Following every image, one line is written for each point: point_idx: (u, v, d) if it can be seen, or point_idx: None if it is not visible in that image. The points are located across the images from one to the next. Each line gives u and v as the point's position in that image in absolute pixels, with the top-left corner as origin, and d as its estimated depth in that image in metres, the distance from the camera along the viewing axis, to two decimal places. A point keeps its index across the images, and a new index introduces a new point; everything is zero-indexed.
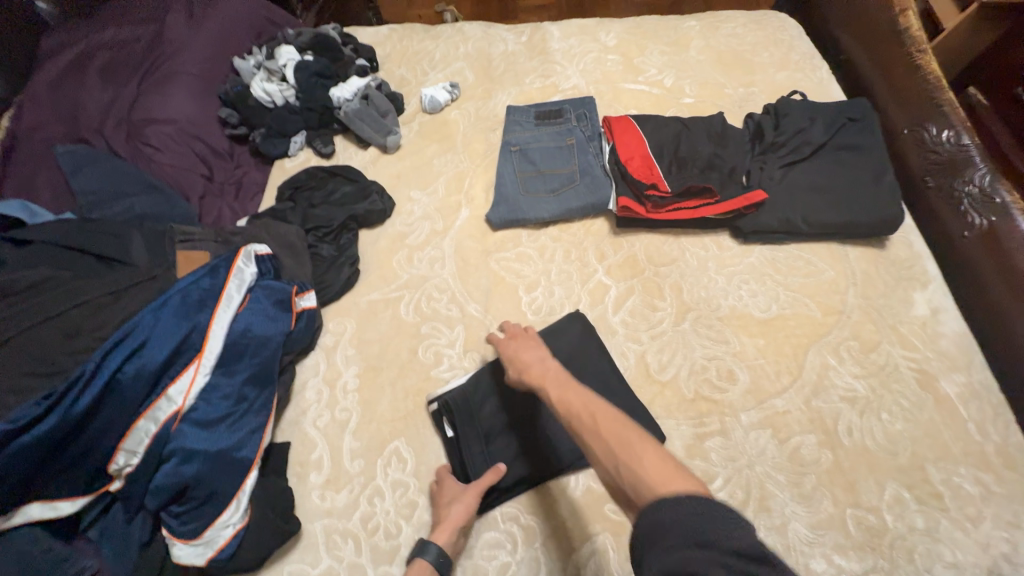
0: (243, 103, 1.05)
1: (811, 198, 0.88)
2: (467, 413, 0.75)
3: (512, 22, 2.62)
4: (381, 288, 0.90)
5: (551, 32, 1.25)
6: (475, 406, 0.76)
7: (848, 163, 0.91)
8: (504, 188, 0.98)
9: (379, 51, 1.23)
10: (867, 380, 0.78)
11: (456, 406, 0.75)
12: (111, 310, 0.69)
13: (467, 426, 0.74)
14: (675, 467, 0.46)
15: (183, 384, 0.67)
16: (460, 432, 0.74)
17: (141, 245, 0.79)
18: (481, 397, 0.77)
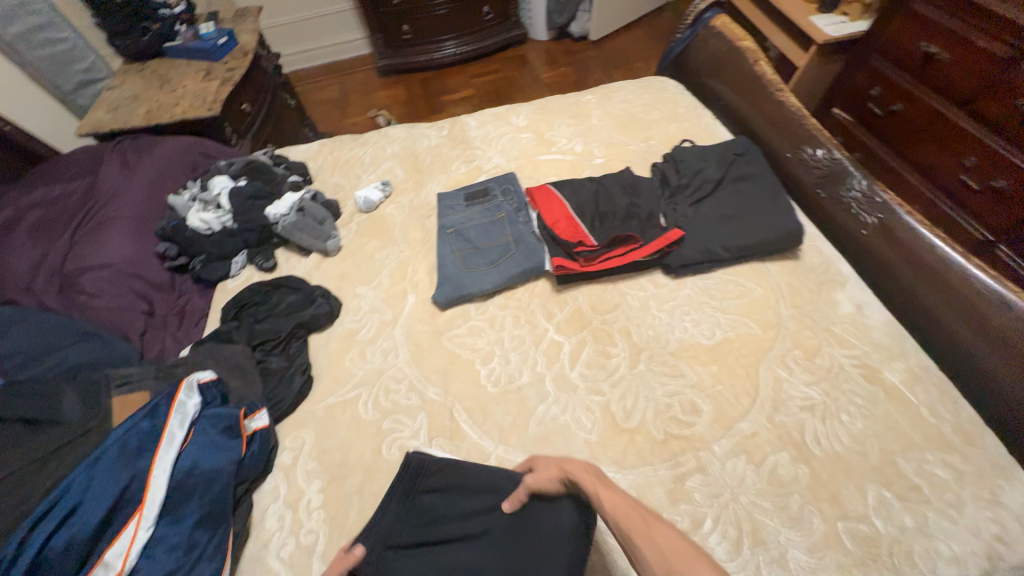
0: (181, 236, 1.08)
1: (723, 227, 0.97)
2: (434, 497, 0.72)
3: (441, 116, 2.89)
4: (337, 391, 0.88)
5: (468, 123, 1.38)
6: (444, 502, 0.71)
7: (746, 191, 1.00)
8: (446, 269, 1.02)
9: (313, 165, 1.31)
10: (819, 384, 0.81)
11: (428, 483, 0.73)
12: (37, 478, 0.65)
13: (424, 516, 0.70)
14: (693, 553, 0.51)
15: (123, 545, 0.61)
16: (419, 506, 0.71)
17: (75, 400, 0.75)
18: (455, 494, 0.71)
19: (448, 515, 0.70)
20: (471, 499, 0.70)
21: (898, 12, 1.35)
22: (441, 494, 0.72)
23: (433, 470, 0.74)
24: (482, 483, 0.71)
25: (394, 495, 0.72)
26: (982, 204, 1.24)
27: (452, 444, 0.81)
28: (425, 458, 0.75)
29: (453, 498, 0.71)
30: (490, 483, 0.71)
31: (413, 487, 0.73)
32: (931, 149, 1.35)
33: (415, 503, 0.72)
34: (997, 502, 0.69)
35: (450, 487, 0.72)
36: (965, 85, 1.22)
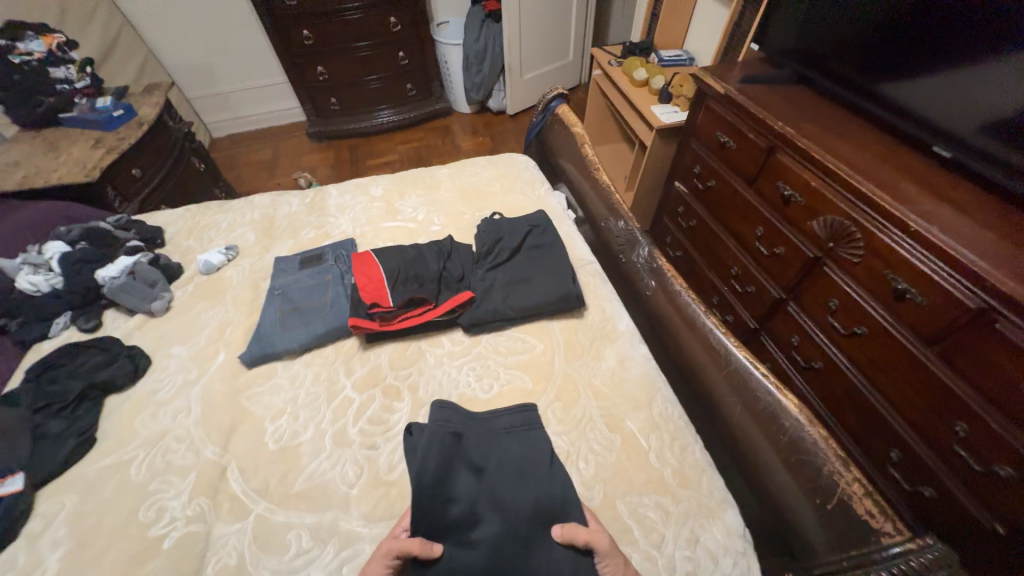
0: (4, 298, 1.11)
1: (513, 289, 1.08)
2: (516, 448, 0.85)
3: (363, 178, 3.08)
4: (115, 453, 0.89)
5: (330, 193, 1.51)
6: (519, 463, 0.82)
7: (539, 258, 1.14)
8: (260, 329, 1.08)
9: (170, 229, 1.39)
10: (568, 434, 0.89)
11: (528, 438, 0.87)
12: None
13: (498, 453, 0.84)
14: None
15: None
16: (496, 451, 0.84)
17: None
18: (529, 468, 0.81)
19: (510, 472, 0.81)
20: (532, 479, 0.80)
21: (700, 107, 1.60)
22: (522, 456, 0.83)
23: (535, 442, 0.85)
24: (547, 493, 0.78)
25: (507, 420, 0.89)
26: (773, 267, 1.42)
27: (212, 503, 0.83)
28: (541, 435, 0.87)
29: (521, 466, 0.82)
30: (556, 503, 0.77)
31: (514, 431, 0.88)
32: (737, 219, 1.54)
33: (502, 438, 0.87)
34: (695, 540, 0.76)
35: (530, 460, 0.83)
36: (747, 169, 1.45)
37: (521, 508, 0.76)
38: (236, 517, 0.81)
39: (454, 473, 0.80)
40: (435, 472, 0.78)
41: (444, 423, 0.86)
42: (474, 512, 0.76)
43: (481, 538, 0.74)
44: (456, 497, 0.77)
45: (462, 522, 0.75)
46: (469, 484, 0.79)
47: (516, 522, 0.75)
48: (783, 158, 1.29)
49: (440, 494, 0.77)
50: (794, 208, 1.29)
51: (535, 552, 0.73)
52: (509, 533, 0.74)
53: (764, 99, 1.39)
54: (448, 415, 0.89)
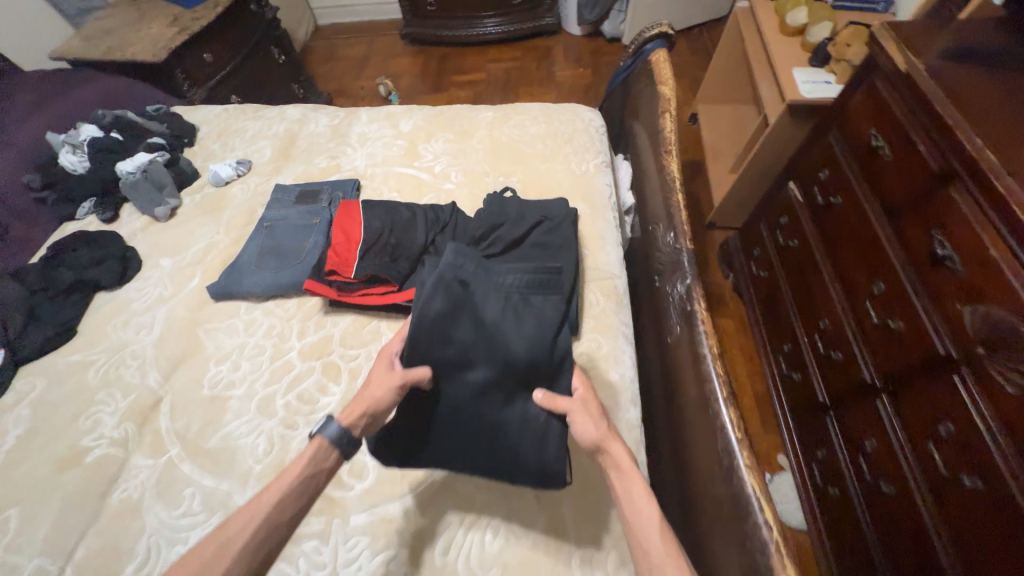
0: (48, 172, 1.19)
1: None
2: (528, 299, 0.74)
3: (443, 94, 2.85)
4: (84, 351, 0.95)
5: (359, 118, 1.36)
6: (528, 320, 0.71)
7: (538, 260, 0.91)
8: (236, 262, 1.03)
9: (204, 128, 1.36)
10: (490, 491, 0.74)
11: (542, 293, 0.76)
12: None
13: (508, 303, 0.72)
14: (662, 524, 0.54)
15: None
16: (508, 299, 0.72)
17: None
18: (537, 328, 0.71)
19: (516, 328, 0.70)
20: (535, 339, 0.70)
21: (861, 86, 1.09)
22: (534, 314, 0.72)
23: (551, 306, 0.74)
24: (547, 356, 0.70)
25: (527, 267, 0.77)
26: (879, 340, 1.02)
27: (138, 430, 0.85)
28: (558, 302, 0.76)
29: (529, 323, 0.71)
30: (550, 370, 0.71)
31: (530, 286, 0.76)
32: (853, 258, 1.10)
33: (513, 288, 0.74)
34: None
35: (540, 318, 0.72)
36: (895, 195, 0.98)
37: (516, 366, 0.69)
38: (153, 453, 0.82)
39: (456, 317, 0.68)
40: (437, 313, 0.67)
41: (453, 266, 0.70)
42: (466, 359, 0.69)
43: (473, 379, 0.70)
44: (452, 342, 0.68)
45: (456, 362, 0.69)
46: (469, 333, 0.69)
47: (506, 378, 0.70)
48: (959, 197, 0.83)
49: (437, 335, 0.67)
50: (944, 276, 0.86)
51: (512, 411, 0.70)
52: (494, 387, 0.70)
53: (971, 93, 0.87)
54: (464, 255, 0.71)
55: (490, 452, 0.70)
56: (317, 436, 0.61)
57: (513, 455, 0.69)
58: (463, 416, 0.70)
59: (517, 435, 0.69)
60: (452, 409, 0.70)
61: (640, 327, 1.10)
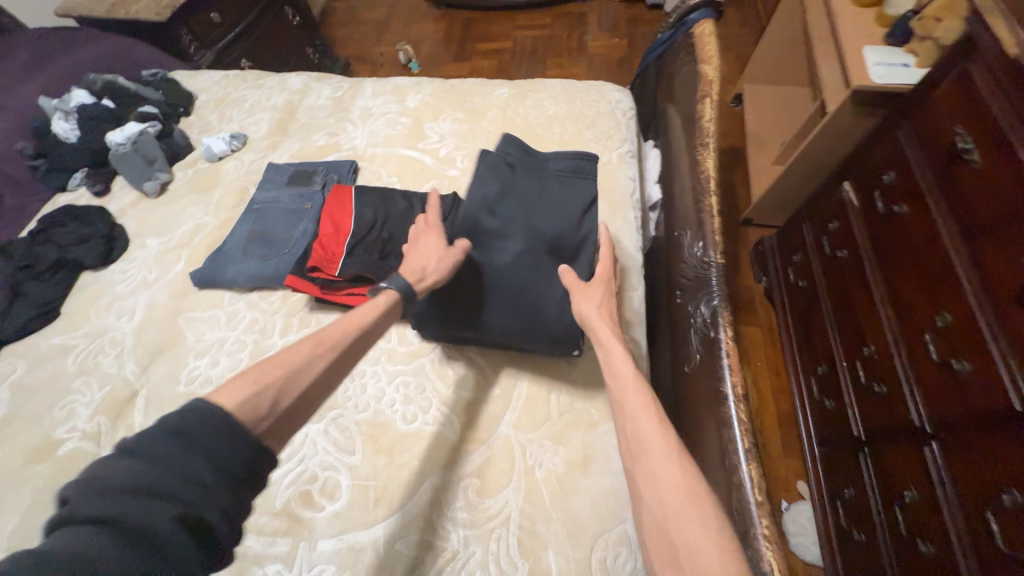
0: (40, 140, 1.14)
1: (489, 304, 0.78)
2: (561, 186, 0.86)
3: (466, 63, 2.67)
4: (65, 334, 0.91)
5: (363, 91, 1.25)
6: (561, 203, 0.83)
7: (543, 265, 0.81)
8: (222, 247, 0.97)
9: (202, 97, 1.29)
10: (469, 530, 0.67)
11: (576, 183, 0.86)
12: None
13: (544, 190, 0.85)
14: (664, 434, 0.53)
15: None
16: (544, 184, 0.86)
17: None
18: (567, 208, 0.83)
19: (550, 210, 0.82)
20: (565, 219, 0.82)
21: (950, 73, 0.89)
22: (564, 197, 0.84)
23: (583, 187, 0.85)
24: (575, 230, 0.81)
25: (563, 163, 0.88)
26: (935, 379, 0.87)
27: (111, 424, 0.81)
28: (591, 187, 0.86)
29: (561, 203, 0.83)
30: (578, 241, 0.80)
31: (566, 176, 0.87)
32: (914, 280, 0.94)
33: (552, 177, 0.87)
34: None
35: (570, 206, 0.83)
36: (979, 212, 0.81)
37: (548, 237, 0.80)
38: None
39: (504, 197, 0.82)
40: (485, 183, 0.83)
41: (504, 155, 0.87)
42: (506, 229, 0.80)
43: (508, 249, 0.79)
44: (495, 214, 0.81)
45: (496, 233, 0.80)
46: (509, 209, 0.81)
47: (537, 246, 0.79)
48: None
49: (484, 204, 0.81)
50: None
51: (543, 277, 0.77)
52: (526, 255, 0.78)
53: None
54: (512, 148, 0.89)
55: (520, 308, 0.76)
56: (387, 289, 0.69)
57: (547, 321, 0.75)
58: (500, 287, 0.77)
59: (545, 298, 0.76)
60: (489, 281, 0.77)
61: (654, 343, 0.99)
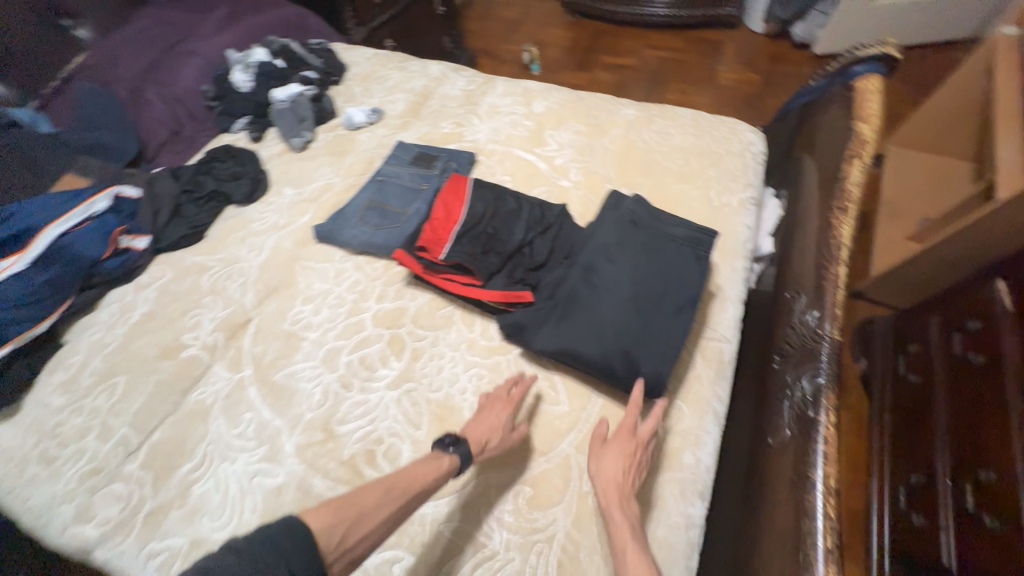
0: (220, 85, 1.33)
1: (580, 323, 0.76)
2: (678, 251, 0.81)
3: (587, 73, 2.67)
4: (205, 255, 1.05)
5: (494, 89, 1.30)
6: (674, 267, 0.79)
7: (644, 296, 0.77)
8: (344, 209, 1.06)
9: (352, 69, 1.41)
10: (512, 535, 0.68)
11: (692, 253, 0.81)
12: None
13: (660, 249, 0.81)
14: None
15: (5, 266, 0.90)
16: (661, 244, 0.81)
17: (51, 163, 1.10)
18: (677, 276, 0.78)
19: (665, 270, 0.79)
20: (674, 285, 0.78)
21: None
22: (677, 263, 0.80)
23: (698, 261, 0.80)
24: (682, 299, 0.77)
25: (683, 229, 0.84)
26: None
27: (226, 342, 0.93)
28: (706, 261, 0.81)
29: (673, 268, 0.79)
30: (684, 309, 0.76)
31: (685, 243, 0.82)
32: None
33: (670, 238, 0.82)
34: None
35: (683, 273, 0.79)
36: None
37: (657, 295, 0.76)
38: (231, 368, 0.89)
39: (621, 240, 0.81)
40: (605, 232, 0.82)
41: (629, 206, 0.85)
42: (615, 278, 0.78)
43: (612, 297, 0.76)
44: (607, 263, 0.79)
45: (603, 279, 0.78)
46: (623, 259, 0.79)
47: (642, 301, 0.75)
48: None
49: (598, 252, 0.81)
50: None
51: (642, 330, 0.73)
52: (630, 306, 0.75)
53: None
54: (639, 202, 0.86)
55: (647, 337, 0.73)
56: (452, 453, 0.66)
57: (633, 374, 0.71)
58: (590, 328, 0.75)
59: (637, 351, 0.72)
60: (581, 320, 0.76)
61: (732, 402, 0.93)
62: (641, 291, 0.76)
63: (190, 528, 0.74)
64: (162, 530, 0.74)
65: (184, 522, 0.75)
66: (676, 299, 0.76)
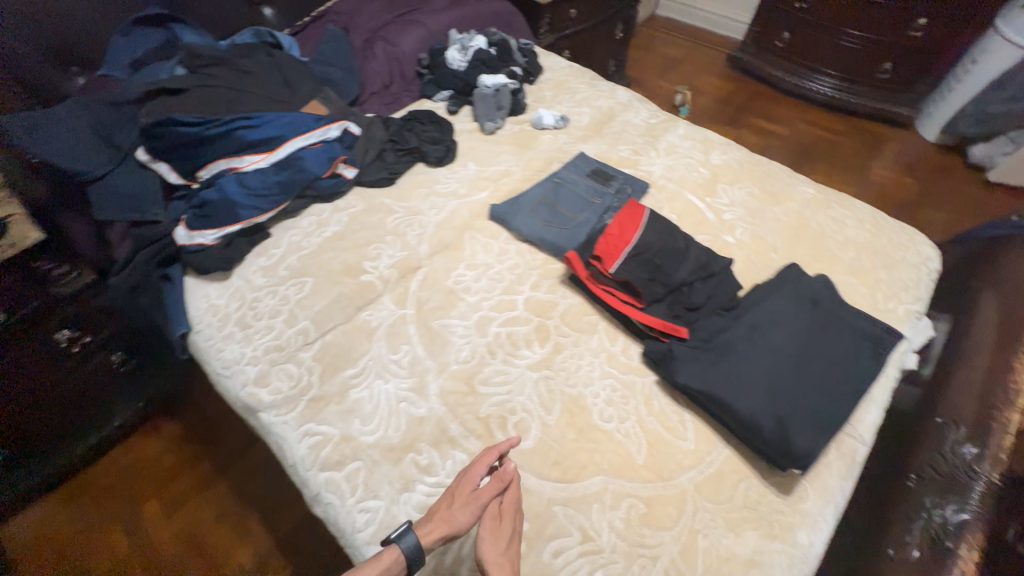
0: (435, 57, 1.49)
1: (738, 374, 0.79)
2: (852, 344, 0.82)
3: (733, 131, 2.65)
4: (393, 200, 1.19)
5: (675, 129, 1.36)
6: (844, 357, 0.80)
7: (811, 372, 0.78)
8: (519, 198, 1.17)
9: (547, 74, 1.53)
10: (620, 539, 0.73)
11: (864, 351, 0.82)
12: (250, 101, 1.14)
13: (835, 335, 0.82)
14: None
15: (248, 160, 1.09)
16: (838, 332, 0.83)
17: (293, 80, 1.23)
18: (845, 365, 0.80)
19: (834, 356, 0.80)
20: (841, 373, 0.79)
21: None
22: (848, 355, 0.81)
23: (869, 360, 0.81)
24: (845, 389, 0.77)
25: (860, 325, 0.85)
26: None
27: (396, 279, 1.05)
28: (879, 363, 0.81)
29: (843, 356, 0.80)
30: (845, 400, 0.77)
31: (859, 339, 0.84)
32: None
33: (846, 330, 0.84)
34: None
35: (849, 366, 0.80)
36: None
37: (820, 377, 0.78)
38: (397, 303, 1.02)
39: (798, 312, 0.84)
40: (782, 301, 0.86)
41: (812, 286, 0.88)
42: (784, 345, 0.80)
43: (775, 362, 0.79)
44: (779, 328, 0.82)
45: (771, 341, 0.81)
46: (797, 331, 0.81)
47: (805, 375, 0.78)
48: None
49: (772, 315, 0.84)
50: None
51: (800, 403, 0.75)
52: (792, 377, 0.77)
53: None
54: (821, 286, 0.89)
55: (802, 408, 0.75)
56: (393, 543, 0.62)
57: (780, 440, 0.73)
58: (747, 382, 0.78)
59: (791, 420, 0.74)
60: (738, 370, 0.79)
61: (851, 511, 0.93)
62: (801, 366, 0.78)
63: (343, 424, 0.86)
64: (321, 417, 0.87)
65: (338, 417, 0.87)
66: (839, 388, 0.77)
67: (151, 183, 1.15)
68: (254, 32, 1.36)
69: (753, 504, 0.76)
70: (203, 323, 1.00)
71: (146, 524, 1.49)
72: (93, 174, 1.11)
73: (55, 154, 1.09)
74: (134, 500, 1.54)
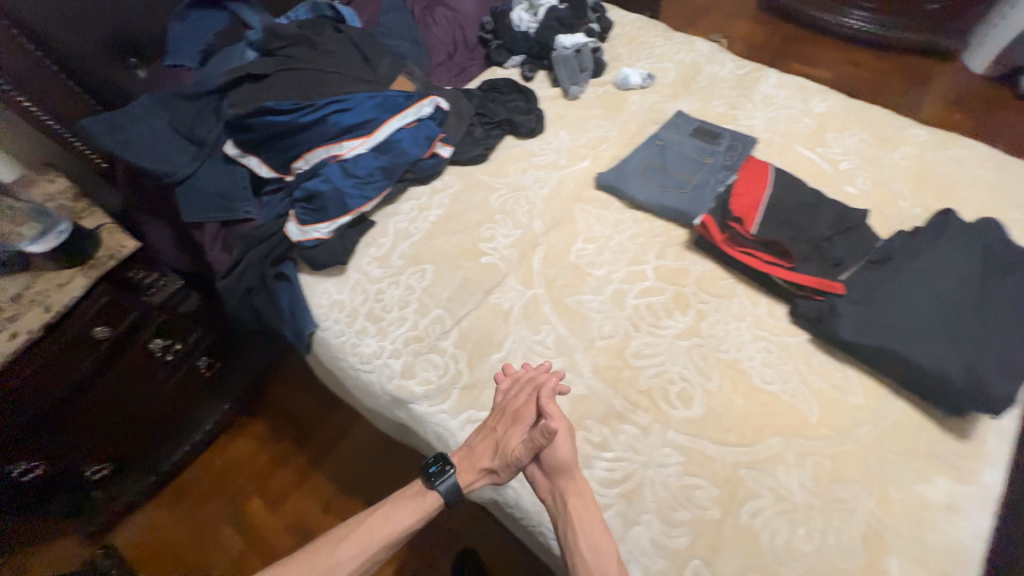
0: (500, 20, 1.40)
1: (915, 323, 0.78)
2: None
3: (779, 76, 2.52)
4: (492, 177, 1.14)
5: (767, 77, 1.29)
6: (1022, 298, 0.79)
7: (991, 317, 0.77)
8: (625, 164, 1.12)
9: (617, 30, 1.44)
10: (813, 496, 0.73)
11: None
12: (337, 82, 1.07)
13: (1008, 278, 0.80)
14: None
15: (345, 144, 1.03)
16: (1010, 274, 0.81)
17: (371, 55, 1.16)
18: None
19: (1012, 298, 0.78)
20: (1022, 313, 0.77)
21: None
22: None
23: None
24: None
25: None
26: None
27: (517, 260, 1.02)
28: None
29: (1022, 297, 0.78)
30: None
31: None
32: None
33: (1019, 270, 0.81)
34: None
35: None
36: None
37: (1002, 319, 0.77)
38: (524, 283, 0.99)
39: (965, 258, 0.83)
40: (945, 249, 0.84)
41: (971, 231, 0.86)
42: (958, 292, 0.79)
43: (951, 310, 0.78)
44: (949, 275, 0.81)
45: (944, 289, 0.80)
46: (968, 278, 0.80)
47: (986, 320, 0.76)
48: None
49: (939, 263, 0.82)
50: None
51: (986, 347, 0.74)
52: (973, 323, 0.76)
53: None
54: (979, 229, 0.87)
55: (991, 351, 0.74)
56: (433, 492, 0.76)
57: (972, 384, 0.72)
58: (927, 331, 0.77)
59: (981, 364, 0.73)
60: (914, 319, 0.78)
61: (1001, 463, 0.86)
62: (983, 311, 0.77)
63: None
64: (479, 403, 0.86)
65: None
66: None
67: (239, 178, 1.08)
68: (310, 6, 1.27)
69: (937, 451, 0.76)
70: (332, 321, 0.98)
71: (253, 522, 1.49)
72: (181, 174, 1.05)
73: (141, 156, 1.02)
74: (236, 499, 1.54)
